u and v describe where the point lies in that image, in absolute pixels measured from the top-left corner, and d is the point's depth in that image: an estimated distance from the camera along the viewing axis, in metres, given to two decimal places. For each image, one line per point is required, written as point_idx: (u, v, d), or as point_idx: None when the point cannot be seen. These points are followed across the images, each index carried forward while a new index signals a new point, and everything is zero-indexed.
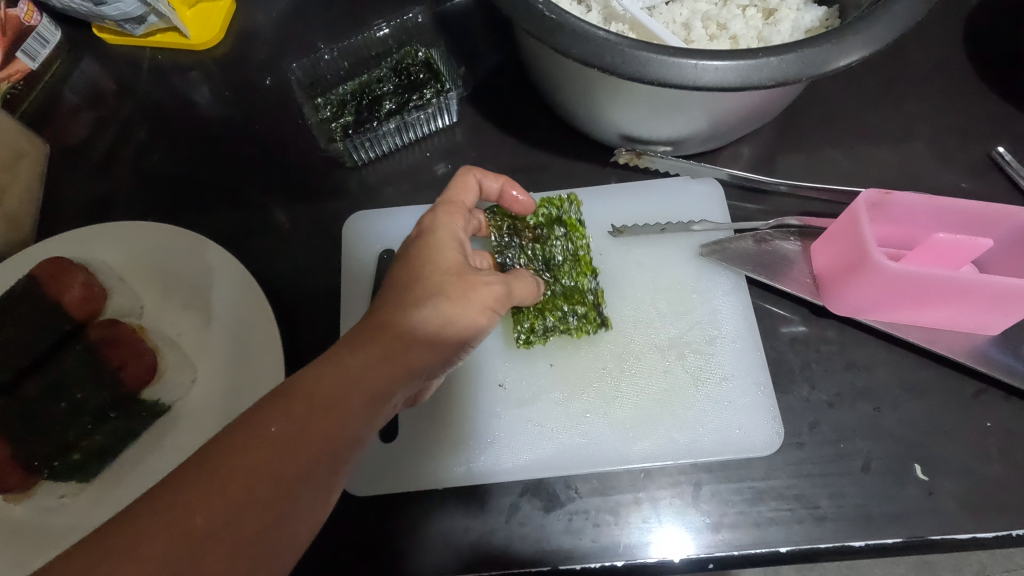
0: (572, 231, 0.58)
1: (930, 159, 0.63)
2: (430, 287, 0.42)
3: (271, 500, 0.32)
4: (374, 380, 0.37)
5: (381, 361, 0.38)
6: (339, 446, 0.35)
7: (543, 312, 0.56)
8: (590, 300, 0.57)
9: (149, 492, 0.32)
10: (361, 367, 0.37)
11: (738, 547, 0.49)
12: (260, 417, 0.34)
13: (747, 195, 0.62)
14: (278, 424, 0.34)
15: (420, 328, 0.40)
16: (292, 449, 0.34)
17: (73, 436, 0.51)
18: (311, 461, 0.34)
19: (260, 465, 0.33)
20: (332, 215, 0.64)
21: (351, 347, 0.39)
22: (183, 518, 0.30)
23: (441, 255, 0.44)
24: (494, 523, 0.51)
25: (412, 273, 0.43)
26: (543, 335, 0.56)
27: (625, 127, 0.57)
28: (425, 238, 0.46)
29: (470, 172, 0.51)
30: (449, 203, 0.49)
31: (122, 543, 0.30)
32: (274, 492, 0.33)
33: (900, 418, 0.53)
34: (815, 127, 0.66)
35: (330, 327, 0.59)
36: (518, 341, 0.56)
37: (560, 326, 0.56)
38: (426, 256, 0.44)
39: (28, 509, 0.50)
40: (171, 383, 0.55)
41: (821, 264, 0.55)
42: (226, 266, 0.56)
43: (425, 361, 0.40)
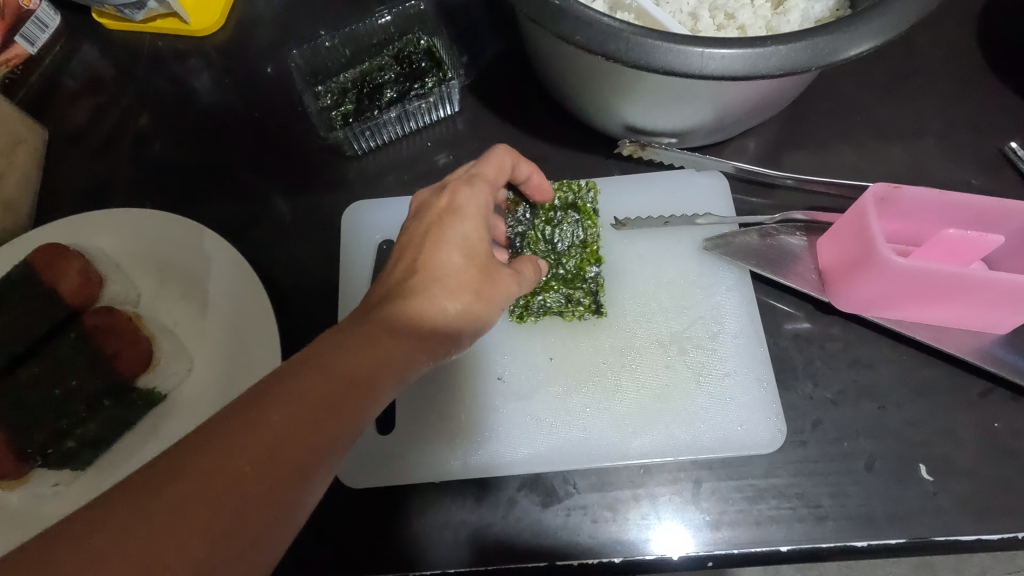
0: (584, 216, 0.56)
1: (941, 154, 0.62)
2: (451, 276, 0.43)
3: (298, 458, 0.31)
4: (398, 351, 0.37)
5: (405, 335, 0.38)
6: (363, 408, 0.35)
7: (540, 292, 0.55)
8: (589, 287, 0.56)
9: (170, 450, 0.30)
10: (383, 339, 0.37)
11: (737, 546, 0.48)
12: (276, 393, 0.33)
13: (752, 189, 0.61)
14: (304, 384, 0.33)
15: (446, 318, 0.42)
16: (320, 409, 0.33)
17: (67, 424, 0.51)
18: (330, 441, 0.33)
19: (280, 442, 0.31)
20: (331, 205, 0.64)
21: (376, 320, 0.39)
22: (203, 488, 0.29)
23: (471, 244, 0.45)
24: (490, 517, 0.50)
25: (444, 258, 0.43)
26: (537, 313, 0.56)
27: (629, 117, 0.56)
28: (458, 217, 0.45)
29: (509, 154, 0.49)
30: (486, 181, 0.48)
31: (145, 499, 0.28)
32: (301, 450, 0.32)
33: (905, 417, 0.52)
34: (822, 121, 0.64)
35: (328, 317, 0.59)
36: (513, 314, 0.56)
37: (553, 306, 0.56)
38: (454, 241, 0.44)
39: (22, 496, 0.50)
40: (166, 371, 0.54)
41: (827, 260, 0.54)
42: (222, 255, 0.56)
43: (438, 348, 0.41)
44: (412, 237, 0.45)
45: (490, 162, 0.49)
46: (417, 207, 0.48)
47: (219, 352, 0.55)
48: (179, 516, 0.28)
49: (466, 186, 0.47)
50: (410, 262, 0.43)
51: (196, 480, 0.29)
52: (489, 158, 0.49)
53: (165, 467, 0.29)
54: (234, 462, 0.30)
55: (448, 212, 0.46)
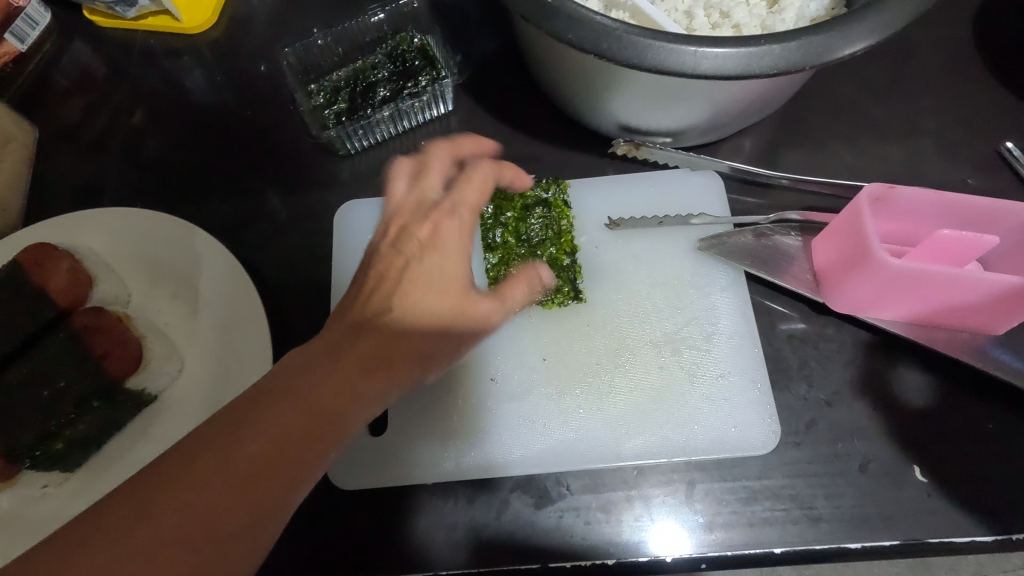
0: (556, 209, 0.58)
1: (936, 154, 0.62)
2: (426, 307, 0.44)
3: (264, 487, 0.37)
4: (362, 387, 0.41)
5: (373, 369, 0.42)
6: (326, 442, 0.39)
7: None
8: (567, 275, 0.57)
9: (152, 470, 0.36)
10: (351, 373, 0.41)
11: (732, 547, 0.48)
12: (257, 422, 0.37)
13: (748, 188, 0.61)
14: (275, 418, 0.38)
15: (417, 348, 0.43)
16: (288, 443, 0.38)
17: (56, 425, 0.50)
18: (292, 475, 0.37)
19: (249, 476, 0.36)
20: (324, 205, 0.63)
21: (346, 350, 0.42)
22: (176, 513, 0.34)
23: (449, 275, 0.45)
24: (484, 518, 0.50)
25: (425, 297, 0.44)
26: None
27: (623, 116, 0.56)
28: (436, 252, 0.44)
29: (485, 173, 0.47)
30: (470, 209, 0.46)
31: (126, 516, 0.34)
32: (264, 480, 0.37)
33: (900, 419, 0.51)
34: (818, 120, 0.64)
35: (320, 318, 0.58)
36: None
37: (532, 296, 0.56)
38: (429, 275, 0.44)
39: (11, 498, 0.49)
40: (156, 372, 0.53)
41: (822, 260, 0.53)
42: (215, 255, 0.55)
43: (412, 374, 0.44)
44: (388, 267, 0.45)
45: (473, 183, 0.46)
46: (394, 232, 0.46)
47: (211, 352, 0.54)
48: (175, 532, 0.34)
49: (443, 216, 0.45)
50: (391, 293, 0.44)
51: (179, 504, 0.34)
52: (472, 175, 0.47)
53: (163, 488, 0.35)
54: (222, 488, 0.35)
55: (427, 244, 0.45)
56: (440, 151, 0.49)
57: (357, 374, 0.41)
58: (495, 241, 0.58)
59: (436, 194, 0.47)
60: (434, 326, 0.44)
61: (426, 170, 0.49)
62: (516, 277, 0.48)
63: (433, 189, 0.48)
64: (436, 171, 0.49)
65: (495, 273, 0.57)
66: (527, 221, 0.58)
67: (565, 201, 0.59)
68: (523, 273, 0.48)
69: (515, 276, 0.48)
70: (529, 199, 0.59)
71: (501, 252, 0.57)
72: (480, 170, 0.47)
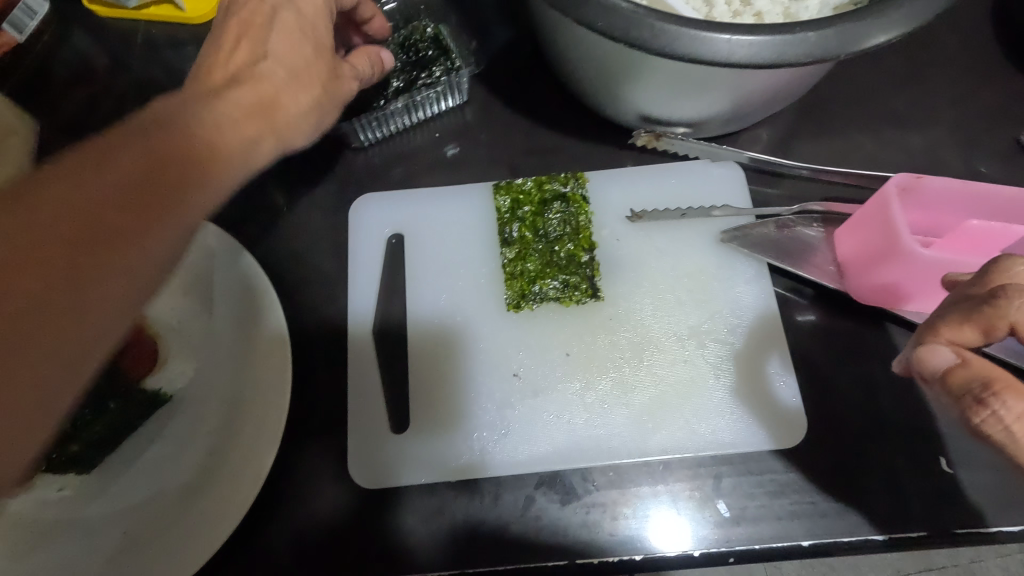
0: (574, 206, 0.57)
1: (957, 144, 0.61)
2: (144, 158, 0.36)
3: (65, 286, 0.32)
4: (140, 178, 0.35)
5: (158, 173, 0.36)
6: (129, 250, 0.34)
7: (537, 280, 0.56)
8: (582, 272, 0.56)
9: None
10: (127, 173, 0.35)
11: (759, 541, 0.48)
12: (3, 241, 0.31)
13: (768, 179, 0.60)
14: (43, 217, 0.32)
15: (229, 134, 0.40)
16: (86, 221, 0.33)
17: (72, 427, 0.49)
18: (107, 262, 0.33)
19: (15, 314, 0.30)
20: (338, 197, 0.62)
21: (133, 153, 0.36)
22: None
23: (286, 44, 0.43)
24: (509, 515, 0.50)
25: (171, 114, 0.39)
26: (535, 301, 0.56)
27: (644, 107, 0.55)
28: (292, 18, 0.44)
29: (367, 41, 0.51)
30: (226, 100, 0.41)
31: None
32: (67, 276, 0.32)
33: (925, 410, 0.51)
34: (837, 110, 0.63)
35: (336, 314, 0.57)
36: (508, 305, 0.56)
37: (548, 294, 0.56)
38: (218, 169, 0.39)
39: (26, 504, 0.48)
40: (170, 372, 0.54)
41: (846, 252, 0.53)
42: (230, 252, 0.54)
43: (197, 183, 0.38)
44: (249, 19, 0.44)
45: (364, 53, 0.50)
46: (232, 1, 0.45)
47: (227, 350, 0.53)
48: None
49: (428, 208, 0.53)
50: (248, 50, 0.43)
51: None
52: (226, 29, 0.44)
53: None
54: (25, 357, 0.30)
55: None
56: (358, 47, 0.52)
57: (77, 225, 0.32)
58: (512, 235, 0.58)
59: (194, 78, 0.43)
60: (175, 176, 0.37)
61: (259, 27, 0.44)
62: (280, 108, 0.43)
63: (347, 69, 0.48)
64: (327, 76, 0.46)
65: (514, 265, 0.57)
66: (544, 215, 0.58)
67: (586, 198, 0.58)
68: (284, 96, 0.43)
69: (277, 104, 0.43)
70: (549, 196, 0.58)
71: (520, 247, 0.57)
72: (256, 6, 0.44)
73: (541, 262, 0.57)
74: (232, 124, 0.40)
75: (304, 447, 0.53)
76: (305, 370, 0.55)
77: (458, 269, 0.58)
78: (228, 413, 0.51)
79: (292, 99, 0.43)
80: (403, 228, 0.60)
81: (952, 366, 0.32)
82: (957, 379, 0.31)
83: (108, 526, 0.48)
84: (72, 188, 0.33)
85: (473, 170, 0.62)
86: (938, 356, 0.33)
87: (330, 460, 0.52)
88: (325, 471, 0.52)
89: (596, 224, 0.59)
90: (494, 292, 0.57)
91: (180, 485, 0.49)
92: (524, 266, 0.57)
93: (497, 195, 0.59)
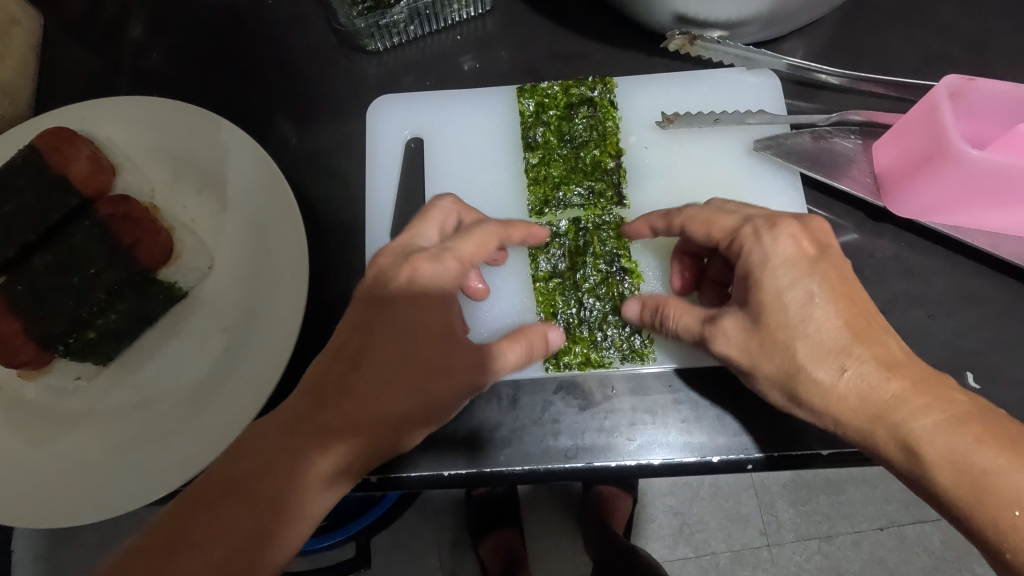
0: (575, 236, 0.54)
1: (1008, 60, 0.58)
2: (370, 341, 0.40)
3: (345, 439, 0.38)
4: (348, 351, 0.41)
5: (414, 345, 0.41)
6: (363, 407, 0.39)
7: (599, 327, 0.52)
8: (623, 293, 0.53)
9: (247, 476, 0.37)
10: (391, 341, 0.40)
11: (778, 449, 0.47)
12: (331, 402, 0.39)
13: (803, 92, 0.57)
14: (353, 394, 0.39)
15: (390, 379, 0.39)
16: (360, 407, 0.39)
17: (87, 314, 0.48)
18: (338, 418, 0.38)
19: (328, 447, 0.38)
20: (352, 101, 0.59)
21: (388, 345, 0.40)
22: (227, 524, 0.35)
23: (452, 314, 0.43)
24: (526, 419, 0.49)
25: (401, 325, 0.41)
26: (556, 209, 0.55)
27: (679, 6, 0.50)
28: (434, 318, 0.42)
29: (495, 239, 0.46)
30: (456, 258, 0.44)
31: (201, 522, 0.35)
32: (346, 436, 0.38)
33: (952, 326, 0.50)
34: (884, 21, 0.59)
35: (352, 220, 0.56)
36: (529, 211, 0.56)
37: (571, 203, 0.55)
38: (429, 319, 0.42)
39: (41, 390, 0.50)
40: (187, 266, 0.51)
41: (886, 162, 0.51)
42: (240, 145, 0.52)
43: (332, 416, 0.39)
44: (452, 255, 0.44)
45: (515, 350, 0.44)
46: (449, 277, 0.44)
47: (241, 248, 0.52)
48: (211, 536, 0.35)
49: (535, 229, 0.50)
50: (404, 295, 0.42)
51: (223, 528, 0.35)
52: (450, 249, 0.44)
53: (221, 488, 0.36)
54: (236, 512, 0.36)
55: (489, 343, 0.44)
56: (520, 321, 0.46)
57: (328, 412, 0.39)
58: (535, 140, 0.57)
59: (377, 392, 0.39)
60: (341, 395, 0.39)
61: (422, 333, 0.41)
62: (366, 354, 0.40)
63: (424, 236, 0.46)
64: (431, 217, 0.46)
65: (575, 354, 0.51)
66: (554, 252, 0.54)
67: (586, 226, 0.54)
68: (393, 291, 0.42)
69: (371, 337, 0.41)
70: (553, 229, 0.55)
71: (572, 328, 0.52)
72: (470, 250, 0.45)
73: (597, 306, 0.53)
74: (337, 405, 0.39)
75: (318, 352, 0.52)
76: (317, 276, 0.54)
77: (477, 176, 0.57)
78: (244, 312, 0.50)
79: (382, 336, 0.41)
80: (422, 133, 0.58)
81: (634, 311, 0.49)
82: (645, 314, 0.48)
83: (123, 415, 0.49)
84: (334, 385, 0.39)
85: (494, 78, 0.59)
86: (630, 308, 0.49)
87: None
88: None
89: (631, 143, 0.57)
90: (516, 197, 0.56)
91: (196, 380, 0.49)
92: (586, 308, 0.53)
93: (520, 98, 0.57)
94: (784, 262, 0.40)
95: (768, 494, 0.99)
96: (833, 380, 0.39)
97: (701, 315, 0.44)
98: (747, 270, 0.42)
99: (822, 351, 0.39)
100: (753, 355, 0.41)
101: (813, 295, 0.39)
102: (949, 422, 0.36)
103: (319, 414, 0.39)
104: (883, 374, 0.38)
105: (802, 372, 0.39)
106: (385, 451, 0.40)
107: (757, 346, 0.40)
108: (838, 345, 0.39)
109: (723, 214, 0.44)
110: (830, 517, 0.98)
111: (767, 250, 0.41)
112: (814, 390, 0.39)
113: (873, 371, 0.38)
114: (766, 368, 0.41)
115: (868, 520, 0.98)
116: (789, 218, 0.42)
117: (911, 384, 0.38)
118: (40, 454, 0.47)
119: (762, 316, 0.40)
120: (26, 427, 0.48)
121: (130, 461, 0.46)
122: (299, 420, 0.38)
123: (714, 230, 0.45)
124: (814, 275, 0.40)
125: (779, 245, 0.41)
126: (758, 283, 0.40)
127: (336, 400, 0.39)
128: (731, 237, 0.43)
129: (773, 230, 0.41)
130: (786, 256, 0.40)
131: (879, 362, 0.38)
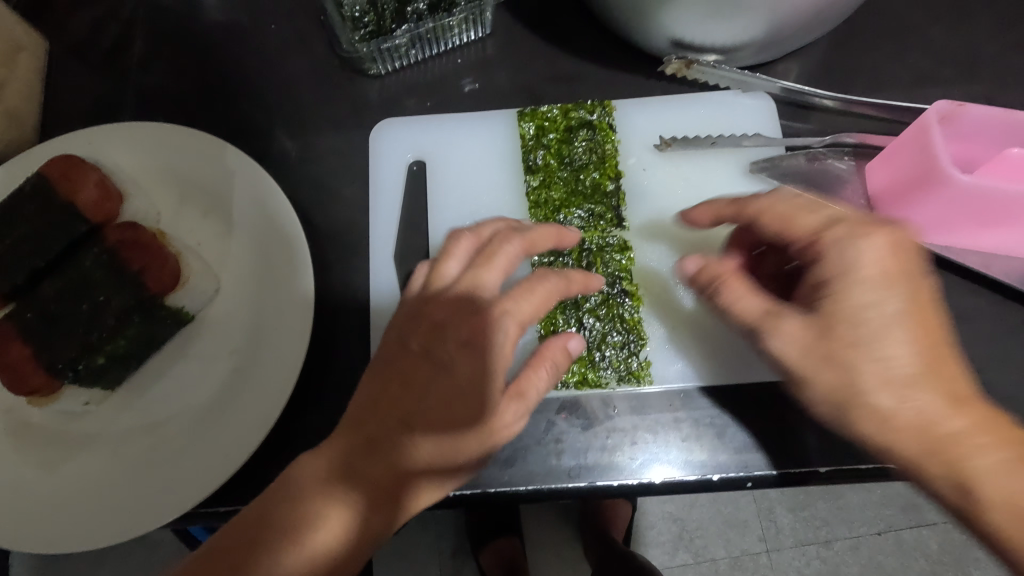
0: (579, 257, 0.55)
1: (996, 79, 0.59)
2: (411, 396, 0.43)
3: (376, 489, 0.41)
4: (391, 401, 0.43)
5: (451, 403, 0.43)
6: (399, 461, 0.41)
7: (598, 347, 0.53)
8: (623, 315, 0.54)
9: (282, 517, 0.40)
10: (430, 399, 0.43)
11: (775, 467, 0.48)
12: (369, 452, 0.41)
13: (798, 113, 0.59)
14: (390, 447, 0.41)
15: (428, 438, 0.42)
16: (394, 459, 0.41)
17: (97, 339, 0.49)
18: (372, 468, 0.41)
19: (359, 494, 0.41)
20: (355, 123, 0.60)
21: (428, 402, 0.43)
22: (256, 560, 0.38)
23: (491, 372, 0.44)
24: (530, 438, 0.50)
25: (442, 384, 0.43)
26: None
27: (676, 33, 0.52)
28: (472, 376, 0.44)
29: (545, 289, 0.46)
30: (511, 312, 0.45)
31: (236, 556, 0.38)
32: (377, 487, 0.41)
33: None
34: (876, 42, 0.61)
35: (356, 242, 0.56)
36: None
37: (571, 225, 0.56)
38: (467, 376, 0.43)
39: (52, 415, 0.50)
40: (195, 291, 0.52)
41: (879, 183, 0.52)
42: (246, 170, 0.53)
43: (367, 465, 0.41)
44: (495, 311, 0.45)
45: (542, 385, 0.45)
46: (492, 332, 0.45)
47: (247, 272, 0.53)
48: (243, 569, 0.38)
49: (591, 275, 0.50)
50: (445, 353, 0.44)
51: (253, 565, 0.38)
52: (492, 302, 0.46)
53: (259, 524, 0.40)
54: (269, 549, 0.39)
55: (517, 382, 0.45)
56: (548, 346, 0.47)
57: (365, 459, 0.41)
58: (536, 162, 0.58)
59: (414, 448, 0.41)
60: (381, 446, 0.41)
61: (461, 392, 0.43)
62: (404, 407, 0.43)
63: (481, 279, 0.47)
64: (492, 255, 0.47)
65: (577, 374, 0.52)
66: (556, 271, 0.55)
67: (590, 246, 0.55)
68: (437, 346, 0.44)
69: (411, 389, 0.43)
70: (555, 249, 0.55)
71: None
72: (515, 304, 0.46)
73: (597, 326, 0.54)
74: (374, 455, 0.41)
75: (323, 375, 0.52)
76: (322, 299, 0.55)
77: (479, 198, 0.58)
78: (251, 336, 0.51)
79: (422, 390, 0.43)
80: (425, 156, 0.59)
81: (692, 268, 0.46)
82: (701, 274, 0.46)
83: (132, 440, 0.49)
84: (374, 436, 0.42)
85: (495, 100, 0.60)
86: (687, 263, 0.47)
87: (347, 387, 0.52)
88: (342, 400, 0.51)
89: (632, 165, 0.58)
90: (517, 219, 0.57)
91: (204, 404, 0.50)
92: (585, 327, 0.53)
93: (521, 122, 0.59)
94: (875, 275, 0.39)
95: (766, 500, 1.01)
96: (894, 407, 0.39)
97: (762, 304, 0.43)
98: (831, 275, 0.40)
99: (886, 376, 0.39)
100: (811, 363, 0.41)
101: (895, 314, 0.39)
102: (1007, 465, 0.37)
103: (357, 462, 0.41)
104: (936, 411, 0.38)
105: (864, 392, 0.39)
106: (405, 505, 0.42)
107: (820, 355, 0.40)
108: (905, 376, 0.39)
109: (804, 212, 0.42)
110: (829, 522, 0.99)
111: (863, 255, 0.40)
112: (871, 413, 0.39)
113: (937, 408, 0.38)
114: (821, 378, 0.40)
115: (867, 525, 0.99)
116: (883, 227, 0.41)
117: (968, 424, 0.38)
118: (49, 479, 0.48)
119: (833, 326, 0.40)
120: (36, 452, 0.49)
121: (140, 485, 0.47)
122: (338, 466, 0.41)
123: (793, 227, 0.43)
124: (897, 293, 0.39)
125: (868, 255, 0.40)
126: (841, 290, 0.40)
127: (376, 451, 0.41)
128: (815, 238, 0.41)
129: (866, 237, 0.40)
130: (872, 267, 0.40)
131: (943, 395, 0.39)
